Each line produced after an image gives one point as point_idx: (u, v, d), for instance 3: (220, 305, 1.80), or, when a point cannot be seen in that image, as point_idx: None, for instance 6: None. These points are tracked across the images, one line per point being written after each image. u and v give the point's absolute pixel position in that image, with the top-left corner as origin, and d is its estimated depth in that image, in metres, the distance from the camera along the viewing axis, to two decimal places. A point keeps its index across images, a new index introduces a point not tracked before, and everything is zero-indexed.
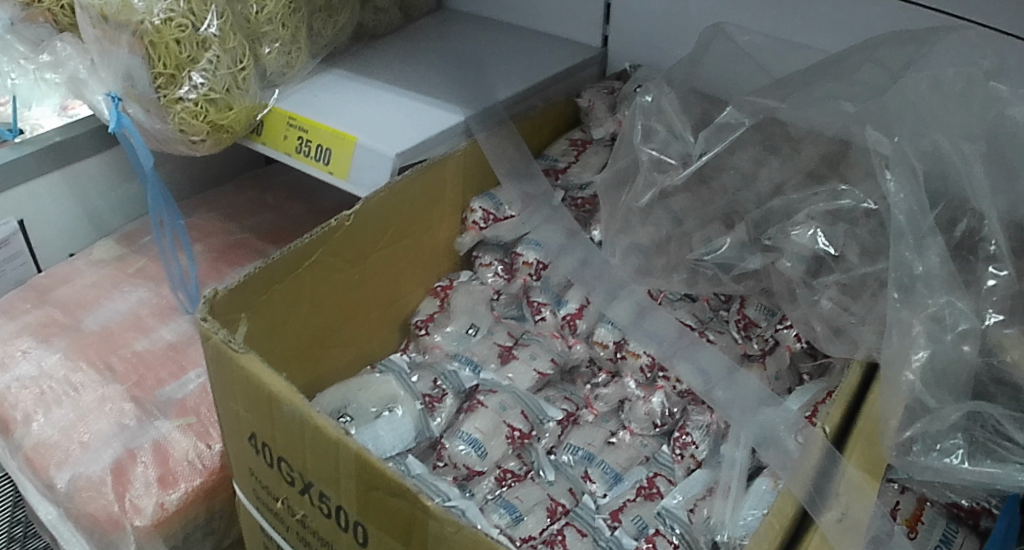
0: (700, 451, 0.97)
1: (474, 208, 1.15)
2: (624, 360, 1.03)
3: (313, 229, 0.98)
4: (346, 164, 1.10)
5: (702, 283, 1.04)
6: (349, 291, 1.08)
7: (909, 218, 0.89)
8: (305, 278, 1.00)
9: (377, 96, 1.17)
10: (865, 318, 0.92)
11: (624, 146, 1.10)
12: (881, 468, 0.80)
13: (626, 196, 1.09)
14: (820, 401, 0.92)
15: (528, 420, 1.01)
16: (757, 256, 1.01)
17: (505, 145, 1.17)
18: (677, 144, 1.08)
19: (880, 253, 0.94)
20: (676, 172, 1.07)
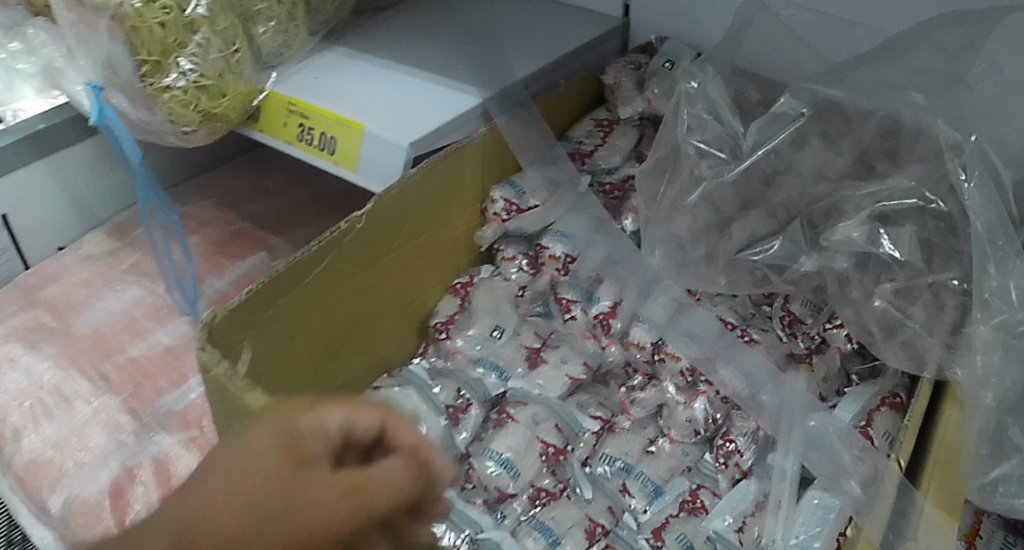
0: (745, 461, 0.89)
1: (495, 198, 1.01)
2: (663, 363, 0.93)
3: (320, 235, 0.82)
4: (352, 154, 0.94)
5: (746, 284, 0.93)
6: (358, 297, 0.91)
7: (998, 223, 0.81)
8: (311, 289, 0.84)
9: (386, 76, 1.01)
10: (931, 329, 0.84)
11: (666, 133, 0.98)
12: (961, 502, 0.75)
13: (668, 186, 0.97)
14: (875, 409, 0.87)
15: (562, 435, 0.91)
16: (813, 258, 0.91)
17: (528, 131, 1.01)
18: (724, 134, 0.96)
19: (950, 256, 0.86)
20: (726, 165, 0.95)
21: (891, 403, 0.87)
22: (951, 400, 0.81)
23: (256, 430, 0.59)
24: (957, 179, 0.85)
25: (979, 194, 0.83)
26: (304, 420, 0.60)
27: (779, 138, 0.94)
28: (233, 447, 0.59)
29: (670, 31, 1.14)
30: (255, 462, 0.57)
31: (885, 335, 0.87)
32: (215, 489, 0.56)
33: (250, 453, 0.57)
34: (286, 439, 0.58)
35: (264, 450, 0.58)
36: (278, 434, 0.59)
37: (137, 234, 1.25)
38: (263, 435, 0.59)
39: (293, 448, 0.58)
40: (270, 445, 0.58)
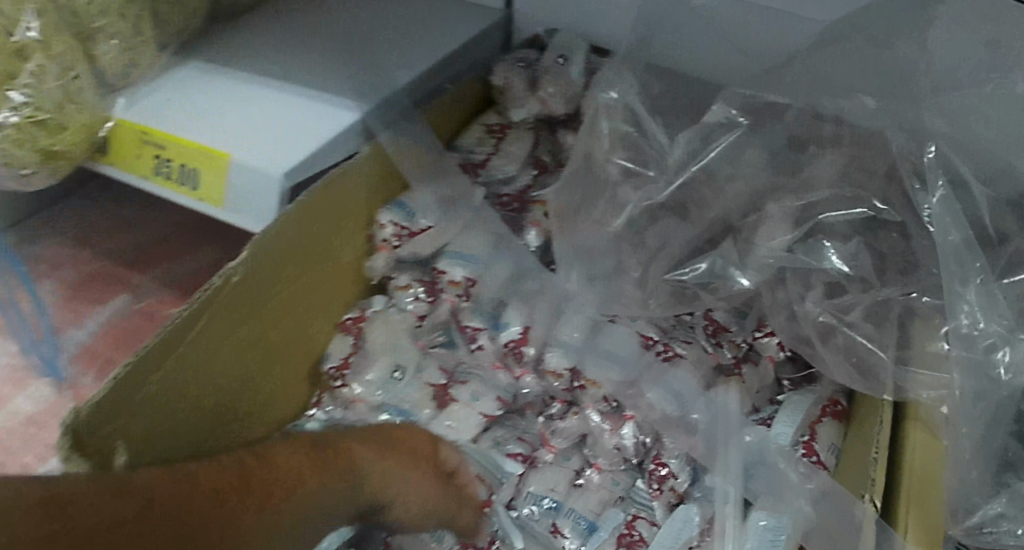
0: (681, 484, 0.81)
1: (383, 222, 0.90)
2: (583, 390, 0.84)
3: (193, 297, 0.71)
4: (219, 189, 0.83)
5: (680, 306, 0.85)
6: (244, 352, 0.80)
7: (966, 245, 0.74)
8: (190, 356, 0.73)
9: (251, 93, 0.90)
10: (884, 344, 0.79)
11: (583, 148, 0.87)
12: (943, 535, 0.69)
13: (587, 215, 0.86)
14: (816, 421, 0.82)
15: (486, 484, 0.81)
16: (752, 273, 0.83)
17: (419, 144, 0.91)
18: (649, 148, 0.85)
19: (891, 261, 0.81)
20: (655, 185, 0.85)
21: (832, 412, 0.83)
22: (914, 421, 0.77)
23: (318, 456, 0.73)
24: (910, 186, 0.78)
25: (940, 205, 0.75)
26: (365, 446, 0.77)
27: (715, 153, 0.83)
28: (291, 454, 0.71)
29: (561, 21, 1.05)
30: (321, 483, 0.72)
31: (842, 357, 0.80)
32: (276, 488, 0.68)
33: (294, 469, 0.71)
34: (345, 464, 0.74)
35: (329, 465, 0.73)
36: (356, 452, 0.76)
37: None
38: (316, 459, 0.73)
39: (355, 467, 0.75)
40: (317, 470, 0.72)
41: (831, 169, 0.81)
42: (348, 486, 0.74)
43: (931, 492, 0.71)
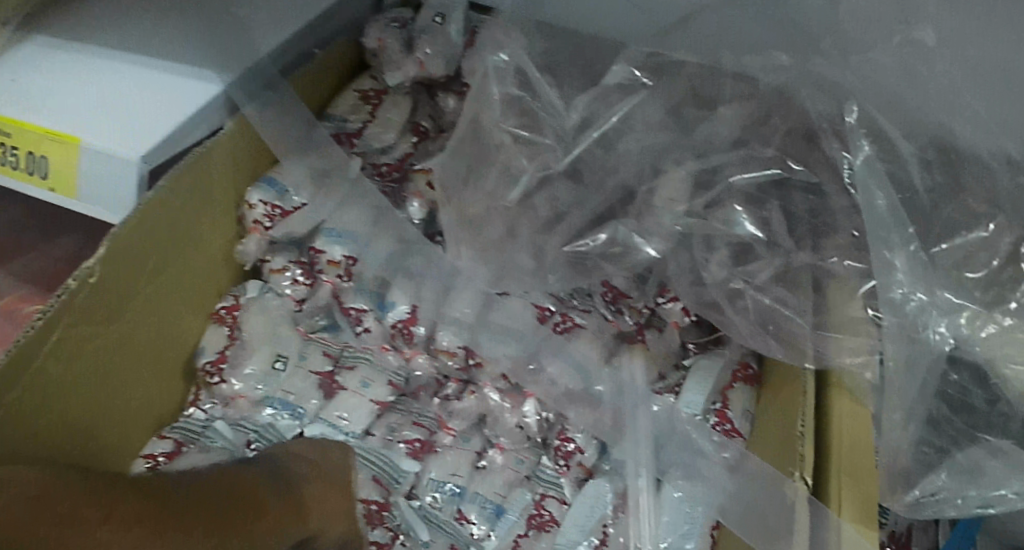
0: (587, 458, 0.82)
1: (251, 201, 0.82)
2: (480, 368, 0.81)
3: (48, 303, 0.62)
4: (72, 179, 0.73)
5: (582, 278, 0.79)
6: (109, 357, 0.72)
7: (893, 210, 0.68)
8: (43, 369, 0.64)
9: (90, 64, 0.79)
10: (804, 309, 0.73)
11: (470, 115, 0.80)
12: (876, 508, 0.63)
13: (476, 188, 0.80)
14: (727, 386, 0.80)
15: (382, 486, 0.78)
16: (657, 241, 0.78)
17: (289, 117, 0.80)
18: (543, 112, 0.80)
19: (804, 222, 0.76)
20: (553, 154, 0.80)
21: (741, 376, 0.81)
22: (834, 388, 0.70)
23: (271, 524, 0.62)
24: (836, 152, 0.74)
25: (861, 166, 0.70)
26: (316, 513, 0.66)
27: (615, 118, 0.80)
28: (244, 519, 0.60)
29: None
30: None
31: (758, 327, 0.74)
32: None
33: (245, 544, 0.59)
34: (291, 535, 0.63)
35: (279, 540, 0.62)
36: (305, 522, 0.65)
37: None
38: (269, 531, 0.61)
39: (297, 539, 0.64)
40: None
41: (730, 127, 0.78)
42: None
43: (866, 463, 0.64)
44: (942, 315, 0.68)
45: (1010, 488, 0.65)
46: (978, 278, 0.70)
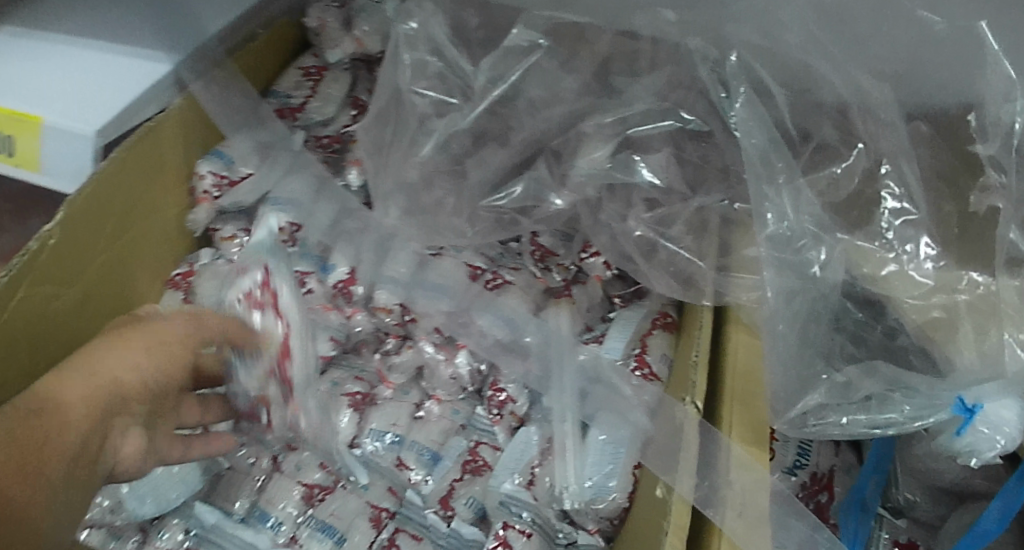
0: (520, 407, 0.87)
1: (200, 172, 0.89)
2: (415, 324, 0.88)
3: (8, 265, 0.68)
4: (32, 154, 0.78)
5: (499, 230, 0.90)
6: (60, 298, 0.76)
7: (763, 147, 0.77)
8: (8, 324, 0.70)
9: (51, 51, 0.84)
10: (703, 253, 0.83)
11: (387, 80, 0.88)
12: (767, 426, 0.72)
13: (398, 140, 0.89)
14: (647, 334, 0.87)
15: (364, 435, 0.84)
16: (564, 191, 0.89)
17: (230, 93, 0.88)
18: (454, 76, 0.89)
19: (696, 169, 0.86)
20: (460, 112, 0.89)
21: (661, 325, 0.87)
22: (733, 326, 0.81)
23: (99, 362, 0.65)
24: (717, 98, 0.82)
25: (745, 114, 0.78)
26: (139, 334, 0.69)
27: (518, 74, 0.87)
28: (76, 376, 0.64)
29: None
30: (114, 390, 0.65)
31: (658, 265, 0.85)
32: (75, 417, 0.62)
33: (84, 390, 0.64)
34: (128, 360, 0.67)
35: (119, 373, 0.66)
36: (135, 346, 0.68)
37: None
38: (94, 376, 0.65)
39: (136, 361, 0.68)
40: (110, 389, 0.65)
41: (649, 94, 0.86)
42: (144, 388, 0.68)
43: (755, 388, 0.74)
44: (821, 246, 0.77)
45: (903, 412, 0.74)
46: (832, 204, 0.79)
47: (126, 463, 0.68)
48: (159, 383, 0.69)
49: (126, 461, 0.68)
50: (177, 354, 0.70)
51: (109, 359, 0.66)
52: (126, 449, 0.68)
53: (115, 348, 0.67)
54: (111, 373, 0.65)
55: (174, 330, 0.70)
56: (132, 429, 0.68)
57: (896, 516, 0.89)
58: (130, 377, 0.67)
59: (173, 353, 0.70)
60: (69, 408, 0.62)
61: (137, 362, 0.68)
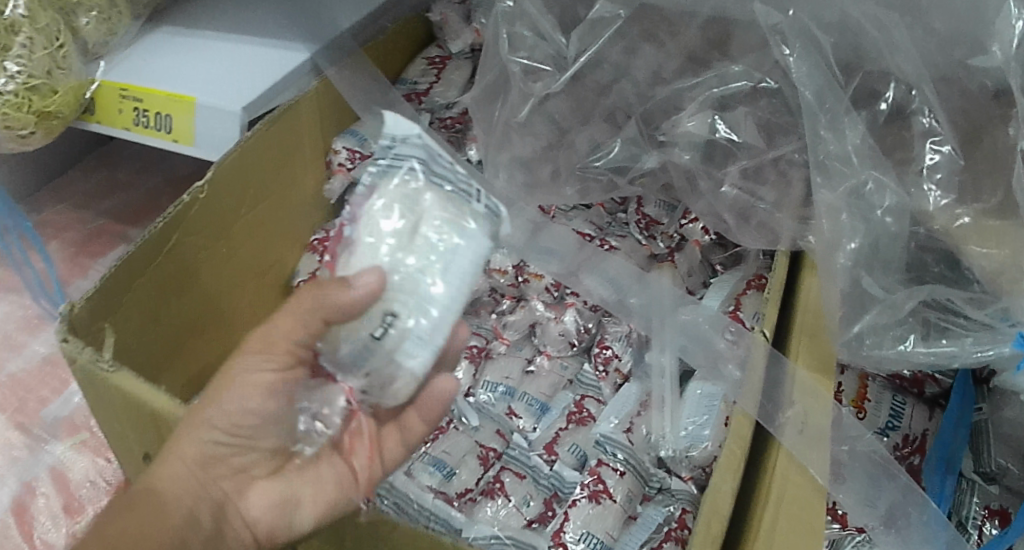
0: (624, 364, 0.92)
1: (337, 148, 1.00)
2: (527, 283, 0.96)
3: (165, 211, 0.81)
4: (187, 128, 0.93)
5: (596, 191, 0.98)
6: (209, 247, 0.88)
7: (818, 96, 0.83)
8: (164, 265, 0.83)
9: (205, 46, 1.00)
10: (781, 204, 0.90)
11: (491, 56, 0.97)
12: (832, 363, 0.77)
13: (502, 109, 0.98)
14: (742, 293, 0.91)
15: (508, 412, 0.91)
16: (654, 154, 0.96)
17: (358, 76, 0.99)
18: (547, 46, 0.96)
19: (778, 129, 0.90)
20: (551, 78, 0.96)
21: (756, 286, 0.91)
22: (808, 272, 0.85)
23: (189, 429, 0.65)
24: (780, 55, 0.85)
25: (804, 71, 0.84)
26: (231, 380, 0.65)
27: (602, 41, 0.94)
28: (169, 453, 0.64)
29: None
30: (211, 450, 0.65)
31: (742, 221, 0.92)
32: (176, 489, 0.63)
33: (179, 466, 0.64)
34: (216, 412, 0.65)
35: (212, 432, 0.65)
36: (222, 402, 0.65)
37: None
38: (189, 445, 0.64)
39: (238, 406, 0.65)
40: (208, 460, 0.65)
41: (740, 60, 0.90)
42: (261, 424, 0.66)
43: (823, 327, 0.79)
44: (894, 195, 0.82)
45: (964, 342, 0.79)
46: (899, 160, 0.84)
47: (265, 520, 0.67)
48: (268, 415, 0.66)
49: (263, 522, 0.67)
50: (279, 384, 0.65)
51: (192, 426, 0.65)
52: (257, 506, 0.67)
53: (211, 404, 0.65)
54: (201, 446, 0.65)
55: (265, 369, 0.64)
56: (264, 478, 0.68)
57: (988, 482, 0.90)
58: (222, 432, 0.65)
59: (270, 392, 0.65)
60: (167, 487, 0.63)
61: (235, 405, 0.65)
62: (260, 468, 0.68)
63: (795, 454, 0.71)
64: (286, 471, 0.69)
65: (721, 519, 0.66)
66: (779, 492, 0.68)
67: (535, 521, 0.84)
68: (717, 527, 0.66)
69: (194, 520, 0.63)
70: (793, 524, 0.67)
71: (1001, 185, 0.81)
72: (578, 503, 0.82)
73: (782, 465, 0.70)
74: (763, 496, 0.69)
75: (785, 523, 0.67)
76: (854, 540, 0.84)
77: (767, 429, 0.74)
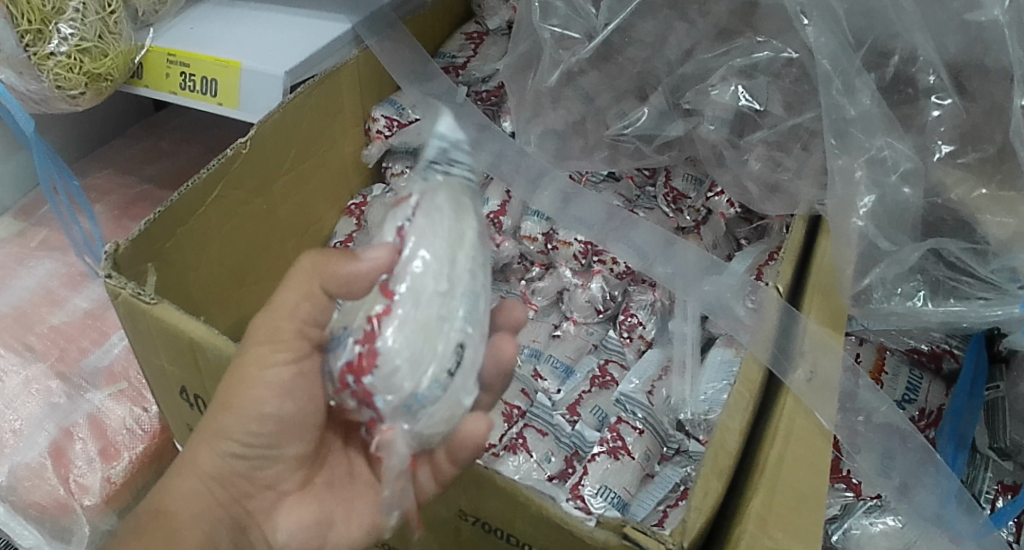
0: (648, 331, 0.96)
1: (375, 117, 1.06)
2: (557, 250, 1.01)
3: (210, 163, 0.86)
4: (234, 92, 0.97)
5: (624, 160, 1.03)
6: (249, 204, 0.93)
7: (834, 63, 0.86)
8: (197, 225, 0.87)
9: (252, 16, 1.03)
10: (801, 172, 0.92)
11: (524, 28, 1.01)
12: (842, 318, 0.82)
13: (533, 78, 1.02)
14: (764, 263, 0.93)
15: (541, 378, 0.94)
16: (679, 124, 0.99)
17: (400, 48, 1.04)
18: (578, 17, 0.98)
19: (805, 103, 0.92)
20: (581, 46, 0.99)
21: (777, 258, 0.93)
22: (823, 234, 0.88)
23: (207, 440, 0.64)
24: (799, 25, 0.88)
25: (821, 40, 0.87)
26: (246, 384, 0.63)
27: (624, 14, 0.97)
28: (183, 465, 0.65)
29: None
30: (231, 463, 0.65)
31: (768, 192, 0.95)
32: (191, 514, 0.64)
33: (195, 480, 0.64)
34: (232, 418, 0.64)
35: (231, 444, 0.64)
36: (238, 408, 0.63)
37: (44, 212, 1.18)
38: (209, 456, 0.64)
39: (254, 413, 0.63)
40: (227, 476, 0.65)
41: (767, 28, 0.93)
42: (278, 430, 0.65)
43: (836, 299, 0.83)
44: (911, 163, 0.86)
45: (976, 303, 0.84)
46: (916, 129, 0.88)
47: (296, 542, 0.68)
48: (284, 419, 0.64)
49: (294, 542, 0.68)
50: (295, 381, 0.63)
51: (214, 433, 0.64)
52: (287, 526, 0.68)
53: (226, 411, 0.64)
54: (219, 455, 0.64)
55: (277, 363, 0.62)
56: (294, 494, 0.68)
57: (1003, 459, 0.92)
58: (240, 442, 0.64)
59: (282, 398, 0.63)
60: (180, 507, 0.64)
61: (250, 410, 0.63)
62: (287, 483, 0.68)
63: (803, 400, 0.76)
64: (319, 489, 0.69)
65: (729, 453, 0.71)
66: (787, 433, 0.74)
67: (556, 477, 0.86)
68: (724, 461, 0.70)
69: (212, 541, 0.64)
70: (797, 463, 0.72)
71: (999, 131, 0.85)
72: (597, 458, 0.85)
73: (789, 408, 0.75)
74: (770, 437, 0.74)
75: (790, 462, 0.72)
76: (867, 505, 0.87)
77: (777, 376, 0.79)
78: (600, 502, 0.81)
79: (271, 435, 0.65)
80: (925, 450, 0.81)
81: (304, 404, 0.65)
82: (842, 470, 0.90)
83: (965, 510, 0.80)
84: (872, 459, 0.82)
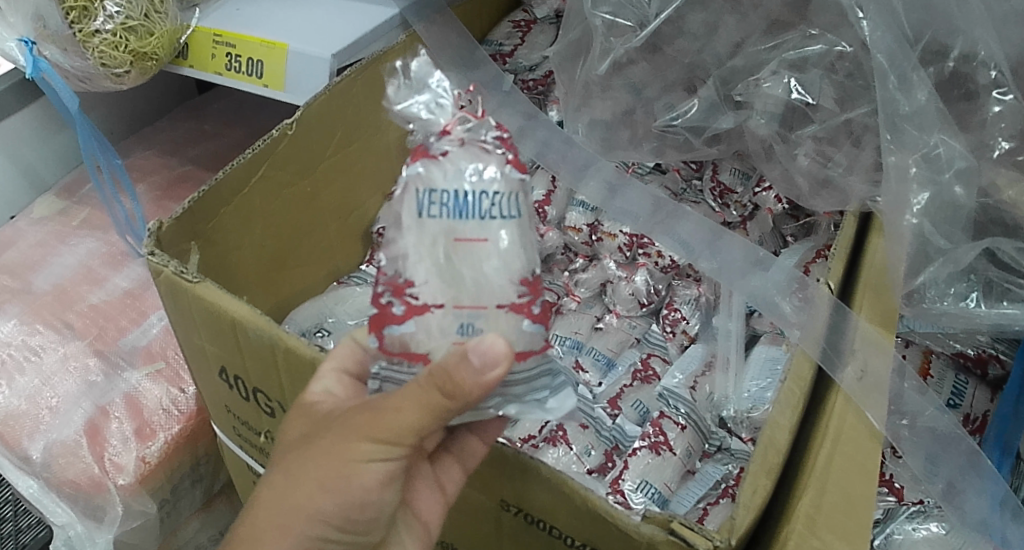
0: (691, 327, 0.95)
1: None
2: (601, 242, 1.02)
3: (255, 144, 0.85)
4: (279, 74, 0.96)
5: (671, 152, 1.02)
6: (292, 187, 0.93)
7: (891, 58, 0.84)
8: (241, 208, 0.87)
9: None
10: (852, 168, 0.91)
11: (577, 14, 1.01)
12: (894, 317, 0.80)
13: (582, 67, 1.02)
14: (812, 261, 0.91)
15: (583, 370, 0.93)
16: (729, 116, 0.98)
17: (447, 31, 1.05)
18: (630, 5, 0.97)
19: (859, 97, 0.91)
20: (633, 33, 0.98)
21: (825, 256, 0.91)
22: (875, 230, 0.85)
23: (296, 522, 0.60)
24: (855, 18, 0.87)
25: (877, 34, 0.85)
26: (347, 472, 0.59)
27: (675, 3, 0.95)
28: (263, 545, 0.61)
29: None
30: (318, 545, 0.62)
31: (819, 186, 0.93)
32: None
33: None
34: (327, 505, 0.60)
35: (320, 527, 0.61)
36: (333, 494, 0.60)
37: (87, 191, 1.18)
38: (292, 538, 0.61)
39: (353, 503, 0.60)
40: None
41: (821, 21, 0.91)
42: (372, 516, 0.62)
43: (888, 304, 0.80)
44: (966, 162, 0.84)
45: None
46: (974, 126, 0.86)
47: None
48: (380, 505, 0.62)
49: None
50: (394, 473, 0.60)
51: (299, 517, 0.60)
52: None
53: (320, 494, 0.60)
54: (303, 537, 0.61)
55: (385, 459, 0.59)
56: None
57: None
58: (332, 530, 0.61)
59: (382, 487, 0.60)
60: None
61: (346, 499, 0.60)
62: None
63: (853, 398, 0.74)
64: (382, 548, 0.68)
65: (779, 449, 0.69)
66: (836, 432, 0.72)
67: (595, 471, 0.84)
68: (773, 458, 0.68)
69: None
70: (846, 464, 0.71)
71: None
72: (638, 452, 0.83)
73: (840, 406, 0.73)
74: (818, 436, 0.72)
75: (840, 460, 0.71)
76: (910, 511, 0.84)
77: (826, 372, 0.77)
78: (640, 497, 0.80)
79: (365, 516, 0.62)
80: (971, 454, 0.79)
81: (399, 490, 0.62)
82: (884, 475, 0.87)
83: (1012, 515, 0.77)
84: (915, 462, 0.80)
